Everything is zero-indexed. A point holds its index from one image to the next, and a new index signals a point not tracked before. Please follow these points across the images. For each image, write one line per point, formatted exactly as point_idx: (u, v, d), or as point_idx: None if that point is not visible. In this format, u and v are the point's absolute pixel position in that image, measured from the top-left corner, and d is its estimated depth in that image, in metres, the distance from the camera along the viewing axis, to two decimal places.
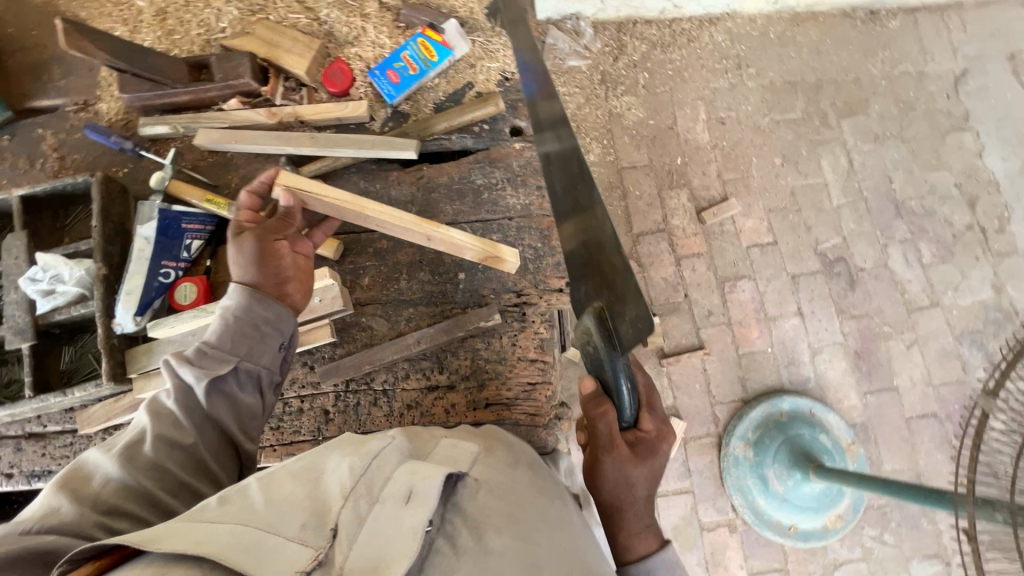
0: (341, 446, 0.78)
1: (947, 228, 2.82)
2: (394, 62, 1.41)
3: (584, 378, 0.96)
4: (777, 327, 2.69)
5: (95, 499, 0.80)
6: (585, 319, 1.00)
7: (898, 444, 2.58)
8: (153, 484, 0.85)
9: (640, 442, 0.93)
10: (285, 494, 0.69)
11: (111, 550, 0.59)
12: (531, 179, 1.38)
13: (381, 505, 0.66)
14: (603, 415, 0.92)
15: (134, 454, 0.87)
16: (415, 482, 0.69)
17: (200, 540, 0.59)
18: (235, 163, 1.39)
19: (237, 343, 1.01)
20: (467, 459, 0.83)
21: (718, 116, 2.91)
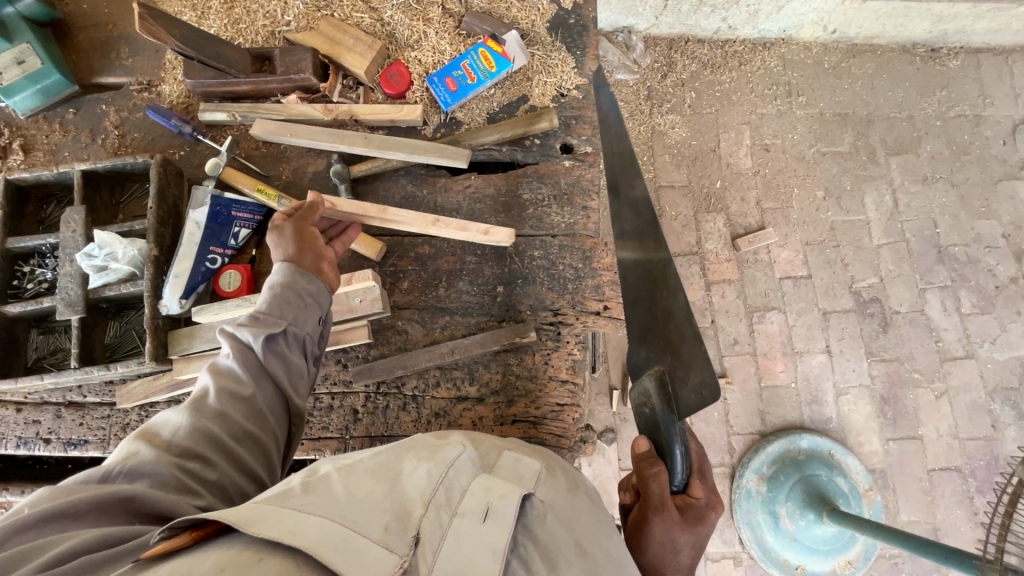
0: (416, 449, 0.80)
1: (990, 279, 2.74)
2: (453, 70, 1.41)
3: (640, 437, 1.08)
4: (803, 362, 2.65)
5: (167, 444, 0.85)
6: (646, 380, 1.11)
7: (918, 495, 2.52)
8: (219, 428, 0.89)
9: (689, 508, 1.02)
10: (366, 490, 0.71)
11: (206, 524, 0.65)
12: (578, 199, 1.38)
13: (461, 518, 0.71)
14: (656, 475, 1.02)
15: (199, 404, 0.91)
16: (491, 499, 0.74)
17: (293, 529, 0.61)
18: (288, 156, 1.42)
19: (283, 309, 1.03)
20: (529, 478, 0.85)
21: (763, 143, 2.87)
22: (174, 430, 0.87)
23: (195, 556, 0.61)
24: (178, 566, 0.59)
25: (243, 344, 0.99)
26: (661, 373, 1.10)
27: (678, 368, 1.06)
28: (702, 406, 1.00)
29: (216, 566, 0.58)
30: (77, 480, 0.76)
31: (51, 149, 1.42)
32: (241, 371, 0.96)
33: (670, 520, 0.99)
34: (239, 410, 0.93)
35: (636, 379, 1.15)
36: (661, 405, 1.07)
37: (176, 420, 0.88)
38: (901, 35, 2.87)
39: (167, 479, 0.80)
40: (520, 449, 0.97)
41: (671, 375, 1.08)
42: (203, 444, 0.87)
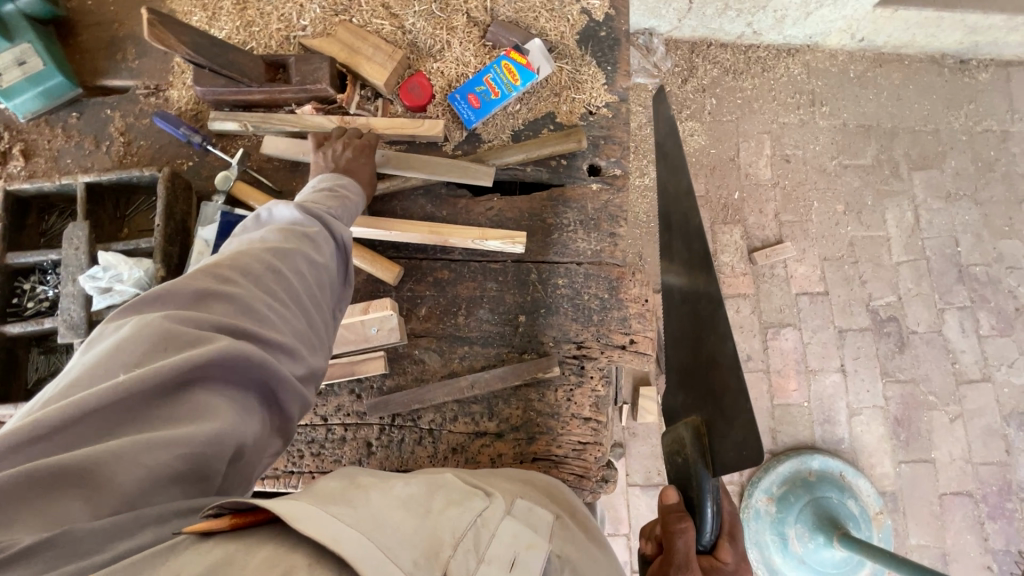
0: (447, 488, 0.75)
1: (1010, 301, 2.68)
2: (476, 85, 1.33)
3: (668, 487, 1.03)
4: (816, 380, 2.60)
5: (255, 277, 0.76)
6: (681, 428, 1.09)
7: (928, 519, 2.49)
8: (299, 284, 0.82)
9: (715, 571, 0.98)
10: (397, 514, 0.64)
11: (251, 510, 0.56)
12: (605, 224, 1.31)
13: (487, 566, 0.64)
14: (683, 531, 0.95)
15: (285, 250, 0.82)
16: (520, 551, 0.68)
17: (336, 537, 0.54)
18: (301, 170, 1.35)
19: (342, 212, 1.01)
20: (544, 528, 0.80)
21: (783, 153, 2.79)
22: (262, 266, 0.78)
23: (241, 544, 0.54)
24: (226, 554, 0.53)
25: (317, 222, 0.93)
26: (698, 424, 1.09)
27: (719, 421, 1.05)
28: (740, 466, 0.99)
29: (264, 566, 0.52)
30: (162, 324, 0.65)
31: (53, 155, 1.35)
32: (320, 244, 0.89)
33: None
34: (313, 276, 0.86)
35: (671, 426, 1.13)
36: (696, 457, 1.04)
37: (264, 258, 0.79)
38: (931, 45, 2.77)
39: (256, 319, 0.73)
40: (530, 493, 0.95)
41: (709, 427, 1.07)
42: (284, 292, 0.79)
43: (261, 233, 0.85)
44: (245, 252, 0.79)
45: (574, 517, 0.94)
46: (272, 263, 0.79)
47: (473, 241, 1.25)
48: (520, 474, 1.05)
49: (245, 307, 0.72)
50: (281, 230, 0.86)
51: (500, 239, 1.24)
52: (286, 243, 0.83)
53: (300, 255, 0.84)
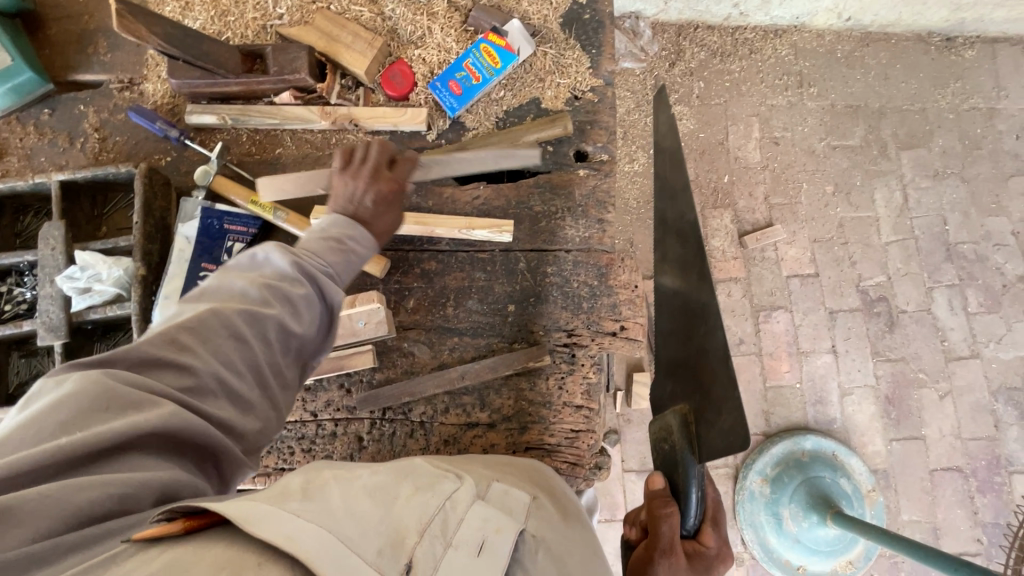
0: (414, 476, 0.81)
1: (997, 277, 2.70)
2: (455, 71, 1.31)
3: (655, 473, 1.08)
4: (808, 362, 2.62)
5: (215, 344, 0.78)
6: (669, 416, 1.12)
7: (919, 495, 2.52)
8: (262, 355, 0.83)
9: (698, 555, 1.03)
10: (363, 506, 0.70)
11: (202, 514, 0.62)
12: (593, 211, 1.30)
13: (454, 550, 0.70)
14: (668, 517, 1.01)
15: (259, 316, 0.83)
16: (487, 534, 0.75)
17: (289, 535, 0.61)
18: (283, 162, 1.33)
19: (343, 269, 0.98)
20: (519, 509, 0.88)
21: (772, 135, 2.78)
22: (226, 333, 0.80)
23: (190, 547, 0.59)
24: (171, 558, 0.57)
25: (307, 281, 0.91)
26: (686, 412, 1.11)
27: (707, 410, 1.07)
28: (727, 452, 1.00)
29: (214, 566, 0.57)
30: (104, 383, 0.68)
31: (26, 154, 1.32)
32: (301, 310, 0.89)
33: (677, 567, 1.00)
34: (282, 343, 0.87)
35: (658, 415, 1.16)
36: (682, 444, 1.07)
37: (233, 322, 0.80)
38: (917, 23, 2.76)
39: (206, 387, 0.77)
40: (509, 476, 1.00)
41: (697, 416, 1.09)
42: (241, 363, 0.81)
43: (239, 285, 0.86)
44: (216, 311, 0.80)
45: (552, 495, 0.99)
46: (240, 329, 0.81)
47: (460, 231, 1.25)
48: (508, 459, 1.12)
49: (194, 374, 0.76)
50: (264, 288, 0.86)
51: (486, 228, 1.24)
52: (264, 308, 0.83)
53: (274, 322, 0.84)
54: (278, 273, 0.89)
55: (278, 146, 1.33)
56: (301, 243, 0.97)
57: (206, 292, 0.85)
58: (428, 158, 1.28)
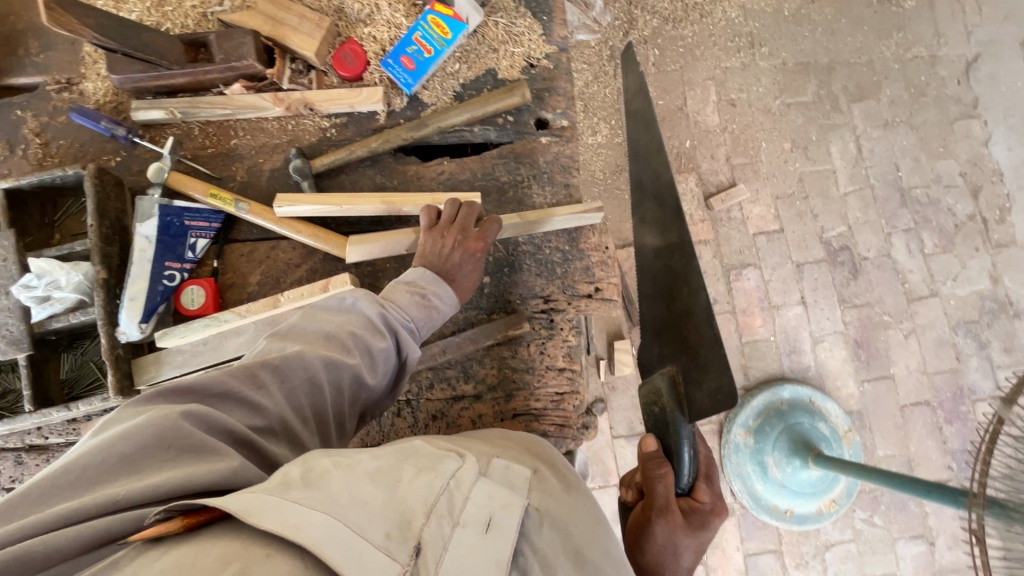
0: (417, 456, 0.85)
1: (949, 218, 2.82)
2: (406, 46, 1.27)
3: (648, 437, 1.13)
4: (780, 316, 2.70)
5: (291, 387, 0.92)
6: (659, 380, 1.16)
7: (892, 430, 2.65)
8: (329, 402, 0.97)
9: (693, 511, 1.10)
10: (368, 492, 0.75)
11: (200, 510, 0.67)
12: (558, 176, 1.31)
13: (463, 529, 0.77)
14: (663, 477, 1.08)
15: (339, 365, 0.97)
16: (493, 510, 0.82)
17: (294, 525, 0.66)
18: (240, 153, 1.29)
19: (423, 324, 1.11)
20: (522, 484, 0.93)
21: (728, 98, 2.83)
22: (303, 379, 0.94)
23: (191, 546, 0.65)
24: (175, 557, 0.63)
25: (388, 333, 1.06)
26: (674, 373, 1.17)
27: (693, 371, 1.15)
28: (716, 411, 1.11)
29: (220, 561, 0.63)
30: (172, 421, 0.76)
31: None
32: (377, 362, 1.04)
33: (674, 525, 1.06)
34: (352, 389, 1.01)
35: (647, 377, 1.20)
36: (672, 405, 1.14)
37: (315, 368, 0.95)
38: None
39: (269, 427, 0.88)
40: (508, 449, 1.05)
41: (684, 376, 1.16)
42: (310, 404, 0.94)
43: (325, 329, 1.01)
44: (303, 354, 0.94)
45: (551, 467, 1.04)
46: (320, 374, 0.95)
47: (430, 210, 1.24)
48: (506, 433, 1.15)
49: (265, 414, 0.88)
50: (348, 337, 1.01)
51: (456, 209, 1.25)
52: (347, 358, 0.98)
53: (353, 372, 0.99)
54: (370, 325, 1.05)
55: (233, 137, 1.30)
56: (391, 295, 1.11)
57: (290, 332, 1.00)
58: (388, 137, 1.27)
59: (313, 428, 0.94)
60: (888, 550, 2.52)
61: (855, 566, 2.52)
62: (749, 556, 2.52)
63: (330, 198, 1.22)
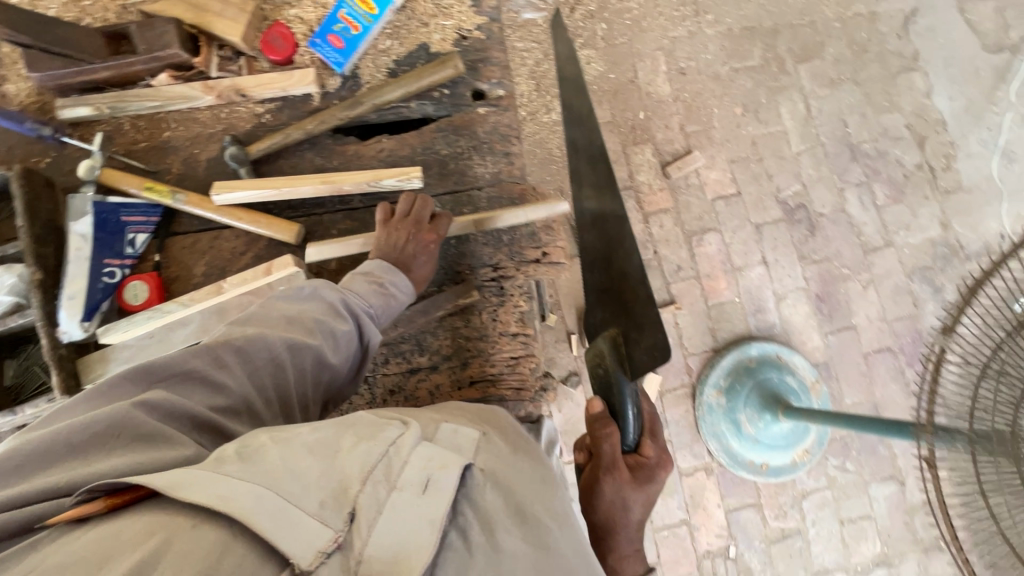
0: (356, 425, 0.83)
1: (899, 169, 2.90)
2: (333, 24, 1.28)
3: (594, 397, 1.13)
4: (743, 277, 2.76)
5: (255, 369, 0.93)
6: (600, 342, 1.20)
7: (857, 379, 2.73)
8: (295, 384, 0.98)
9: (640, 467, 1.12)
10: (304, 464, 0.75)
11: (126, 489, 0.67)
12: (498, 145, 1.32)
13: (399, 492, 0.74)
14: (609, 436, 1.09)
15: (301, 348, 0.98)
16: (432, 471, 0.78)
17: (223, 496, 0.67)
18: (173, 144, 1.28)
19: (382, 310, 1.12)
20: (468, 446, 0.91)
21: (678, 67, 2.86)
22: (267, 360, 0.95)
23: (113, 523, 0.65)
24: (97, 533, 0.64)
25: (348, 317, 1.07)
26: (615, 335, 1.20)
27: (631, 330, 1.18)
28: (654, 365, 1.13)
29: (144, 532, 0.63)
30: (125, 413, 0.75)
31: None
32: (340, 344, 1.04)
33: (621, 480, 1.08)
34: (316, 371, 1.02)
35: (592, 341, 1.23)
36: (614, 365, 1.16)
37: (278, 350, 0.96)
38: None
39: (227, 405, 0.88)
40: (458, 418, 1.03)
41: (625, 337, 1.19)
42: (271, 385, 0.95)
43: (286, 313, 1.02)
44: (265, 336, 0.95)
45: (501, 430, 1.02)
46: (282, 356, 0.96)
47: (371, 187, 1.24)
48: (476, 407, 1.13)
49: (225, 392, 0.88)
50: (310, 321, 1.02)
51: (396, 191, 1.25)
52: (310, 340, 0.99)
53: (314, 355, 1.00)
54: (330, 309, 1.05)
55: (165, 129, 1.28)
56: (350, 282, 1.12)
57: (248, 316, 1.00)
58: (324, 118, 1.26)
59: (277, 410, 0.94)
60: (862, 493, 2.61)
61: (831, 512, 2.60)
62: (730, 512, 2.59)
63: (269, 181, 1.21)
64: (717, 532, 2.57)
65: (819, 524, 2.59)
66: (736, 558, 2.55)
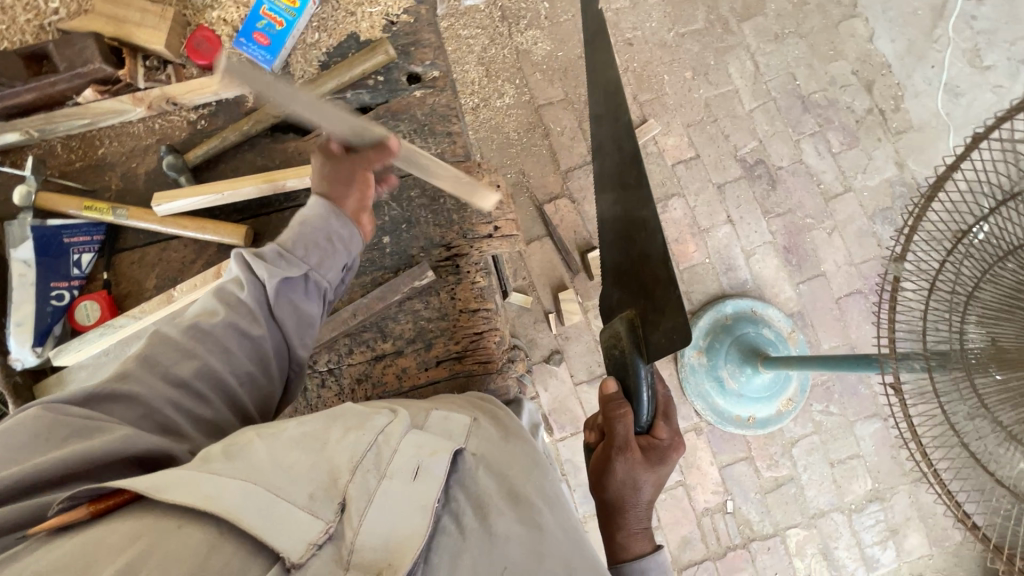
0: (344, 418, 0.89)
1: (850, 115, 2.95)
2: (257, 20, 1.27)
3: (608, 378, 1.15)
4: (710, 237, 2.80)
5: (163, 367, 0.91)
6: (617, 323, 1.18)
7: (832, 323, 2.79)
8: (222, 366, 0.97)
9: (653, 448, 1.12)
10: (293, 459, 0.78)
11: (110, 495, 0.68)
12: (439, 126, 1.33)
13: (390, 480, 0.80)
14: (622, 416, 1.11)
15: (206, 331, 0.97)
16: (422, 458, 0.86)
17: (210, 495, 0.68)
18: (109, 161, 1.26)
19: (303, 256, 1.09)
20: (460, 432, 1.00)
21: (625, 38, 2.88)
22: (176, 351, 0.93)
23: (96, 530, 0.65)
24: (81, 540, 0.64)
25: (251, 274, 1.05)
26: (633, 317, 1.17)
27: (651, 313, 1.13)
28: (670, 348, 1.06)
29: (129, 536, 0.64)
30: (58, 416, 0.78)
31: None
32: (253, 313, 1.02)
33: (633, 460, 1.10)
34: (243, 350, 1.00)
35: (609, 321, 1.22)
36: (630, 346, 1.14)
37: (181, 343, 0.94)
38: None
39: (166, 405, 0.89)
40: (450, 405, 1.11)
41: (643, 319, 1.15)
42: (201, 381, 0.94)
43: (204, 303, 1.03)
44: (162, 338, 0.94)
45: (492, 417, 1.11)
46: (190, 347, 0.95)
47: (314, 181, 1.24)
48: (477, 397, 1.20)
49: (145, 400, 0.87)
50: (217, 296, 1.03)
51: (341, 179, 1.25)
52: (210, 321, 0.98)
53: (223, 330, 0.98)
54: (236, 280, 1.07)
55: (100, 146, 1.26)
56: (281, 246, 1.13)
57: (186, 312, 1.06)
58: (259, 118, 1.25)
59: (214, 407, 0.94)
60: (848, 434, 2.68)
61: (820, 456, 2.66)
62: (723, 468, 2.63)
63: (210, 186, 1.20)
64: (713, 488, 2.62)
65: (811, 469, 2.65)
66: (734, 512, 2.60)
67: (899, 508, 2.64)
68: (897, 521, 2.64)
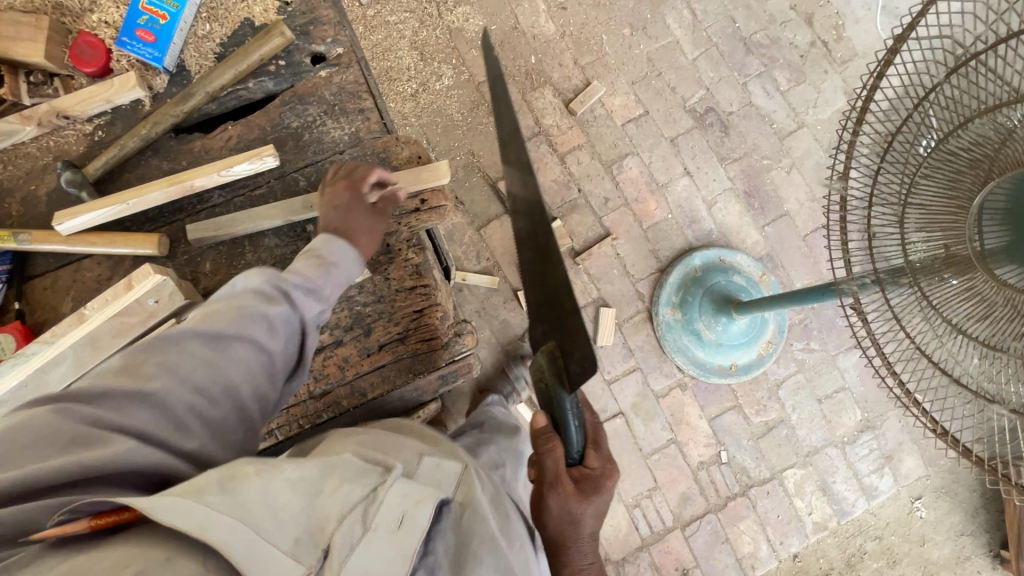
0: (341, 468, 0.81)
1: (794, 51, 2.92)
2: (137, 17, 1.20)
3: (537, 413, 1.10)
4: (670, 192, 2.76)
5: (179, 370, 0.85)
6: (539, 357, 1.08)
7: (802, 261, 2.77)
8: (245, 381, 0.92)
9: (586, 478, 1.08)
10: (285, 499, 0.72)
11: (112, 510, 0.65)
12: (350, 104, 1.28)
13: (375, 532, 0.77)
14: (551, 450, 1.06)
15: (226, 338, 0.90)
16: (408, 508, 0.84)
17: (199, 524, 0.63)
18: (7, 186, 1.20)
19: (325, 283, 1.06)
20: (448, 480, 1.01)
21: (557, 3, 2.82)
22: (197, 359, 0.87)
23: (89, 552, 0.62)
24: (72, 563, 0.60)
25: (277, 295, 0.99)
26: (553, 348, 1.06)
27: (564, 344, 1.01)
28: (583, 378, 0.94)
29: (119, 562, 0.60)
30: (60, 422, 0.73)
31: None
32: (278, 328, 0.97)
33: (565, 495, 1.05)
34: (259, 362, 0.95)
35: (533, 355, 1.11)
36: (553, 381, 1.04)
37: (197, 350, 0.87)
38: None
39: (177, 410, 0.83)
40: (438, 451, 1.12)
41: (562, 351, 1.04)
42: (221, 388, 0.89)
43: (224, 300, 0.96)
44: (178, 341, 0.86)
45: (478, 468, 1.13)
46: (211, 354, 0.88)
47: (220, 175, 1.18)
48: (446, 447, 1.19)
49: (159, 404, 0.81)
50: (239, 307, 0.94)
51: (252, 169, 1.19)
52: (235, 331, 0.91)
53: (246, 346, 0.92)
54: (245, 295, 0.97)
55: None
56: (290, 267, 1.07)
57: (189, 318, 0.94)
58: (157, 119, 1.19)
59: (223, 408, 0.89)
60: (832, 369, 2.67)
61: (807, 394, 2.66)
62: (713, 421, 2.62)
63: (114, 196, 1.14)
64: (706, 442, 2.60)
65: (799, 409, 2.65)
66: (729, 462, 2.59)
67: (891, 435, 2.65)
68: (890, 447, 2.64)
